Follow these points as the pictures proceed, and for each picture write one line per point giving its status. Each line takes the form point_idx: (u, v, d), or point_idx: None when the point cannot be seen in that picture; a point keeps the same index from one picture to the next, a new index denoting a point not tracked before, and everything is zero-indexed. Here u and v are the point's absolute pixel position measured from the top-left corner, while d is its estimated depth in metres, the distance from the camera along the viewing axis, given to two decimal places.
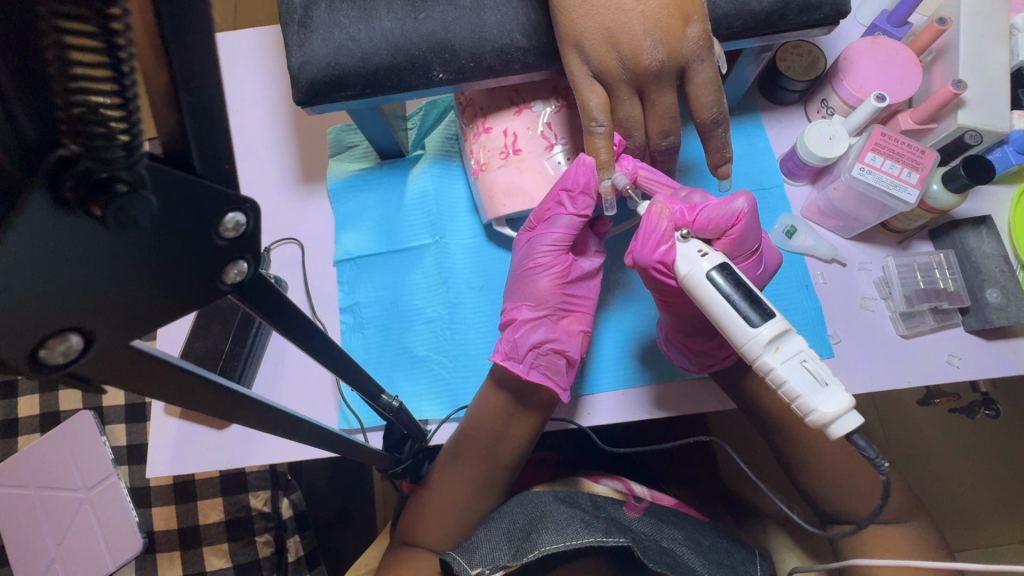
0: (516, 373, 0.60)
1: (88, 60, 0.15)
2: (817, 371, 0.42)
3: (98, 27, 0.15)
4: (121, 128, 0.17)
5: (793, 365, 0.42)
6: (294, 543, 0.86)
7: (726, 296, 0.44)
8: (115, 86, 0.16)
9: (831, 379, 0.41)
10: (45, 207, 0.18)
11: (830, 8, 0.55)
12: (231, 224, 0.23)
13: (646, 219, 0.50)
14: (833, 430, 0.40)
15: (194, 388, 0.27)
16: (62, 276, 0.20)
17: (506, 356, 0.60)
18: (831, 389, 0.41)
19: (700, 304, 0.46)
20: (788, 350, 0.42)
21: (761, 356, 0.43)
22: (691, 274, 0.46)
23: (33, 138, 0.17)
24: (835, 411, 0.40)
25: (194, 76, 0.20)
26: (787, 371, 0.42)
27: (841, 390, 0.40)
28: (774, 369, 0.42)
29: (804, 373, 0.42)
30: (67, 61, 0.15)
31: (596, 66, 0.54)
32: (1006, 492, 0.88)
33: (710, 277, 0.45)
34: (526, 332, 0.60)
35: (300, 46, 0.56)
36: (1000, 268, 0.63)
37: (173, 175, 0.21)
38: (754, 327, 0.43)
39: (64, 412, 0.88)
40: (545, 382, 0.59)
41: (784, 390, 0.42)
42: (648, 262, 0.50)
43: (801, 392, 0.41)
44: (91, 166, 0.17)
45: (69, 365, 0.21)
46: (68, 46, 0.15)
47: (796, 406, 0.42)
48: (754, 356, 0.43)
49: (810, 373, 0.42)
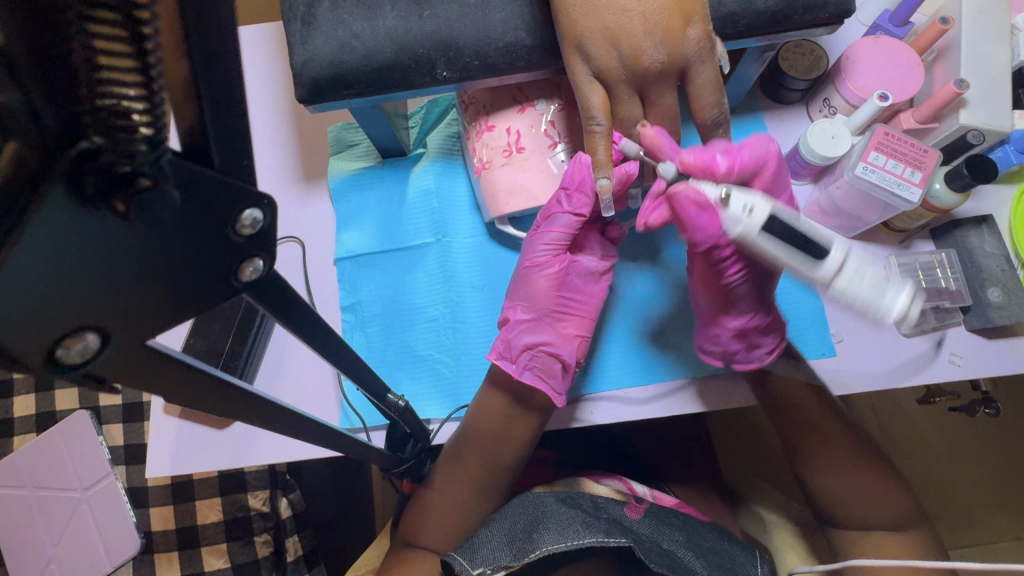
0: (509, 373, 0.60)
1: (113, 48, 0.15)
2: (872, 271, 0.45)
3: (123, 14, 0.15)
4: (144, 121, 0.17)
5: (861, 279, 0.44)
6: (292, 543, 0.84)
7: (785, 238, 0.45)
8: (140, 77, 0.16)
9: (886, 283, 0.44)
10: (65, 198, 0.17)
11: (835, 7, 0.55)
12: (248, 220, 0.22)
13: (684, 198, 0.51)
14: (898, 313, 0.44)
15: (202, 387, 0.26)
16: (77, 274, 0.19)
17: (499, 354, 0.60)
18: (893, 290, 0.44)
19: (762, 259, 0.47)
20: (855, 274, 0.44)
21: (837, 281, 0.45)
22: (744, 233, 0.46)
23: (52, 131, 0.16)
24: (902, 304, 0.43)
25: (213, 71, 0.20)
26: (862, 286, 0.44)
27: (904, 288, 0.44)
28: (853, 292, 0.44)
29: (868, 290, 0.44)
30: (92, 51, 0.15)
31: (597, 66, 0.54)
32: (1002, 491, 0.88)
33: (761, 239, 0.46)
34: (520, 332, 0.61)
35: (303, 43, 0.56)
36: (1002, 267, 0.63)
37: (190, 168, 0.20)
38: (819, 265, 0.45)
39: (60, 412, 0.87)
40: (539, 384, 0.59)
41: (869, 308, 0.45)
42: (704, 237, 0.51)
43: (880, 307, 0.44)
44: (112, 160, 0.17)
45: (85, 365, 0.21)
46: (92, 35, 0.14)
47: (877, 312, 0.44)
48: (830, 289, 0.45)
49: (872, 289, 0.44)
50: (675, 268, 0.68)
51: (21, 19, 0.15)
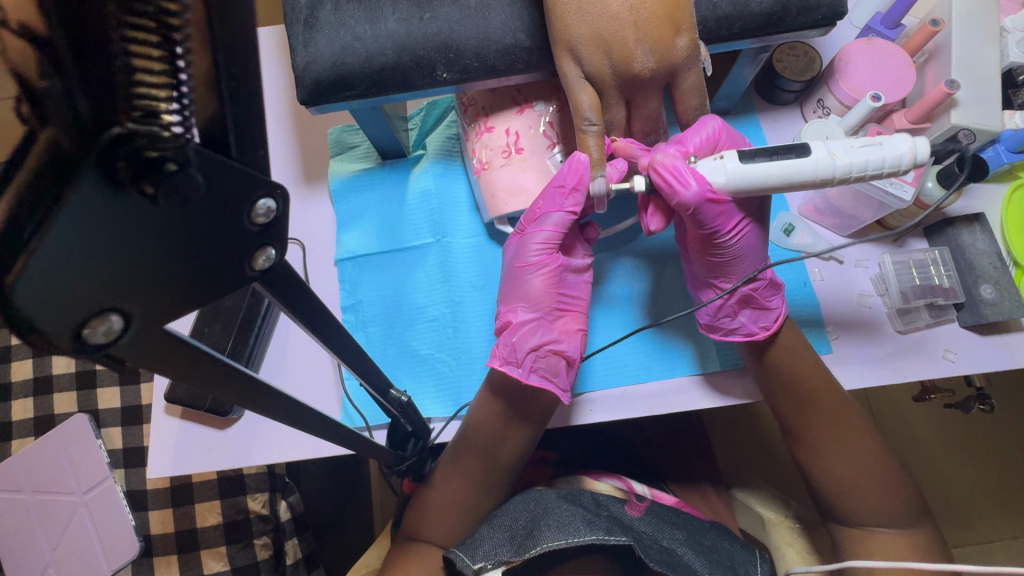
0: (516, 377, 0.60)
1: (145, 51, 0.17)
2: (864, 142, 0.49)
3: (157, 19, 0.17)
4: (168, 108, 0.18)
5: (855, 153, 0.48)
6: (292, 546, 0.84)
7: (770, 157, 0.49)
8: (165, 68, 0.18)
9: (876, 137, 0.49)
10: (98, 183, 0.18)
11: (827, 9, 0.56)
12: (263, 209, 0.23)
13: (663, 167, 0.53)
14: (917, 149, 0.48)
15: (214, 376, 0.27)
16: (105, 255, 0.19)
17: (504, 360, 0.60)
18: (886, 141, 0.48)
19: (760, 186, 0.49)
20: (844, 149, 0.48)
21: (837, 166, 0.48)
22: (730, 175, 0.50)
23: (90, 118, 0.17)
24: (906, 142, 0.48)
25: (233, 64, 0.20)
26: (860, 157, 0.48)
27: (893, 136, 0.48)
28: (855, 165, 0.48)
29: (863, 150, 0.48)
30: (127, 53, 0.16)
31: (590, 69, 0.54)
32: (999, 488, 0.89)
33: (747, 163, 0.49)
34: (524, 335, 0.61)
35: (305, 46, 0.56)
36: (994, 264, 0.64)
37: (211, 156, 0.21)
38: (811, 156, 0.48)
39: (58, 416, 0.87)
40: (546, 385, 0.59)
41: (881, 170, 0.48)
42: (697, 197, 0.52)
43: (887, 153, 0.48)
44: (143, 145, 0.18)
45: (108, 346, 0.21)
46: (129, 38, 0.16)
47: (892, 166, 0.48)
48: (836, 173, 0.48)
49: (867, 146, 0.48)
50: (672, 267, 0.69)
51: (63, 11, 0.15)
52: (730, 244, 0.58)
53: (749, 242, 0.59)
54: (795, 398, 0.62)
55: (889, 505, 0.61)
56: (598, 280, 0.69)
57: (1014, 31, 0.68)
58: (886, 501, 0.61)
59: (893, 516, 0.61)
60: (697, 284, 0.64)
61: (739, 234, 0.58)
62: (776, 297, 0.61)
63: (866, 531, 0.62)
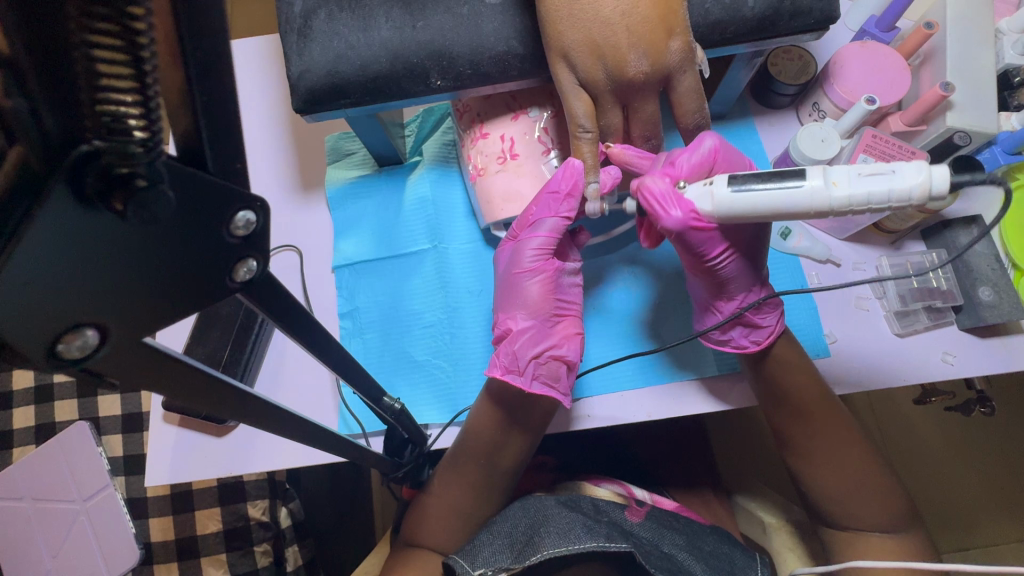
0: (519, 386, 0.60)
1: (115, 70, 0.16)
2: (875, 168, 0.43)
3: (119, 24, 0.15)
4: (138, 123, 0.17)
5: (857, 182, 0.43)
6: (292, 553, 0.85)
7: (758, 189, 0.46)
8: (136, 85, 0.17)
9: (891, 164, 0.43)
10: (69, 201, 0.18)
11: (819, 13, 0.56)
12: (242, 222, 0.23)
13: (648, 192, 0.54)
14: (938, 182, 0.41)
15: (199, 383, 0.27)
16: (76, 270, 0.20)
17: (506, 369, 0.60)
18: (901, 169, 0.42)
19: (746, 212, 0.47)
20: (846, 177, 0.43)
21: (830, 198, 0.44)
22: (716, 202, 0.48)
23: (55, 135, 0.17)
24: (925, 173, 0.41)
25: (209, 76, 0.21)
26: (859, 188, 0.43)
27: (908, 164, 0.42)
28: (852, 198, 0.43)
29: (870, 179, 0.43)
30: (94, 70, 0.16)
31: (583, 75, 0.54)
32: (1003, 491, 0.88)
33: (734, 189, 0.47)
34: (524, 343, 0.61)
35: (299, 55, 0.57)
36: (992, 266, 0.63)
37: (185, 171, 0.21)
38: (802, 185, 0.44)
39: (59, 423, 0.88)
40: (549, 392, 0.59)
41: (886, 204, 0.43)
42: (681, 223, 0.53)
43: (896, 184, 0.42)
44: (112, 161, 0.18)
45: (85, 360, 0.21)
46: (95, 58, 0.16)
47: (900, 201, 0.43)
48: (830, 205, 0.44)
49: (876, 175, 0.43)
50: (670, 271, 0.69)
51: (27, 29, 0.15)
52: (721, 263, 0.58)
53: (736, 261, 0.58)
54: (792, 401, 0.61)
55: (889, 508, 0.61)
56: (595, 286, 0.69)
57: (1009, 33, 0.68)
58: (886, 506, 0.61)
59: (893, 520, 0.61)
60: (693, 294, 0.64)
61: (727, 258, 0.57)
62: (771, 313, 0.61)
63: (864, 538, 0.61)
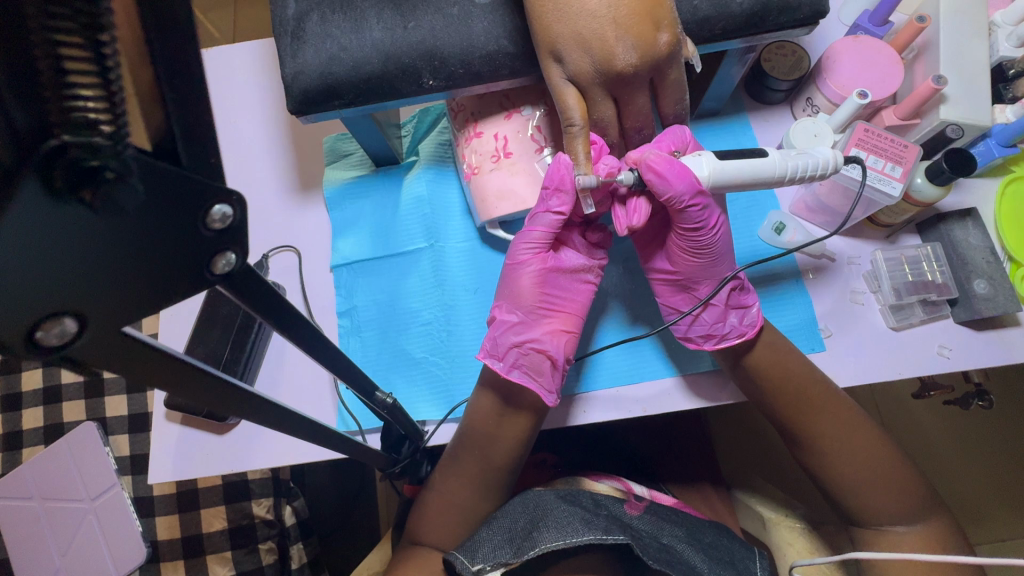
0: (498, 372, 0.61)
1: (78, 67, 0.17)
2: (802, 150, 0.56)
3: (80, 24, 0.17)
4: (105, 120, 0.19)
5: (792, 156, 0.55)
6: (296, 551, 0.86)
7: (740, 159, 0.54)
8: (99, 81, 0.18)
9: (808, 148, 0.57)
10: (42, 195, 0.19)
11: (809, 8, 0.57)
12: (218, 216, 0.24)
13: (654, 164, 0.54)
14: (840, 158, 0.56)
15: (180, 375, 0.28)
16: (56, 262, 0.21)
17: (487, 353, 0.62)
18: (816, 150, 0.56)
19: (734, 180, 0.54)
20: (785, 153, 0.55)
21: (785, 166, 0.54)
22: (712, 172, 0.54)
23: (27, 130, 0.18)
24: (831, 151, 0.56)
25: (181, 76, 0.21)
26: (794, 159, 0.55)
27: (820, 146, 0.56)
28: (796, 166, 0.55)
29: (800, 155, 0.55)
30: (63, 73, 0.17)
31: (570, 69, 0.54)
32: (1007, 483, 0.88)
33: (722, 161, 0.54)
34: (506, 331, 0.62)
35: (293, 57, 0.58)
36: (987, 259, 0.63)
37: (157, 166, 0.22)
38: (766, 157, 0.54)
39: (67, 424, 0.89)
40: (528, 382, 0.60)
41: (818, 172, 0.55)
42: (685, 194, 0.54)
43: (818, 157, 0.55)
44: (80, 156, 0.19)
45: (64, 348, 0.22)
46: (63, 58, 0.17)
47: (827, 171, 0.56)
48: (783, 171, 0.54)
49: (802, 154, 0.55)
50: None
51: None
52: (710, 242, 0.59)
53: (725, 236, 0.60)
54: (793, 396, 0.61)
55: (899, 503, 0.60)
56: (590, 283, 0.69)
57: (1004, 25, 0.67)
58: (887, 502, 0.60)
59: (900, 513, 0.60)
60: (664, 303, 0.65)
61: (719, 233, 0.59)
62: (749, 296, 0.63)
63: (884, 534, 0.61)
